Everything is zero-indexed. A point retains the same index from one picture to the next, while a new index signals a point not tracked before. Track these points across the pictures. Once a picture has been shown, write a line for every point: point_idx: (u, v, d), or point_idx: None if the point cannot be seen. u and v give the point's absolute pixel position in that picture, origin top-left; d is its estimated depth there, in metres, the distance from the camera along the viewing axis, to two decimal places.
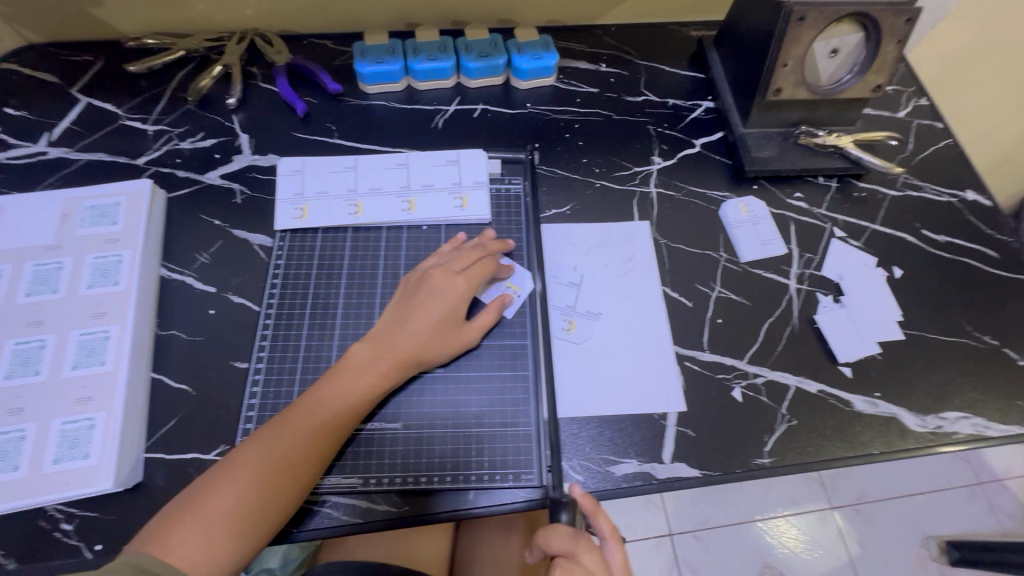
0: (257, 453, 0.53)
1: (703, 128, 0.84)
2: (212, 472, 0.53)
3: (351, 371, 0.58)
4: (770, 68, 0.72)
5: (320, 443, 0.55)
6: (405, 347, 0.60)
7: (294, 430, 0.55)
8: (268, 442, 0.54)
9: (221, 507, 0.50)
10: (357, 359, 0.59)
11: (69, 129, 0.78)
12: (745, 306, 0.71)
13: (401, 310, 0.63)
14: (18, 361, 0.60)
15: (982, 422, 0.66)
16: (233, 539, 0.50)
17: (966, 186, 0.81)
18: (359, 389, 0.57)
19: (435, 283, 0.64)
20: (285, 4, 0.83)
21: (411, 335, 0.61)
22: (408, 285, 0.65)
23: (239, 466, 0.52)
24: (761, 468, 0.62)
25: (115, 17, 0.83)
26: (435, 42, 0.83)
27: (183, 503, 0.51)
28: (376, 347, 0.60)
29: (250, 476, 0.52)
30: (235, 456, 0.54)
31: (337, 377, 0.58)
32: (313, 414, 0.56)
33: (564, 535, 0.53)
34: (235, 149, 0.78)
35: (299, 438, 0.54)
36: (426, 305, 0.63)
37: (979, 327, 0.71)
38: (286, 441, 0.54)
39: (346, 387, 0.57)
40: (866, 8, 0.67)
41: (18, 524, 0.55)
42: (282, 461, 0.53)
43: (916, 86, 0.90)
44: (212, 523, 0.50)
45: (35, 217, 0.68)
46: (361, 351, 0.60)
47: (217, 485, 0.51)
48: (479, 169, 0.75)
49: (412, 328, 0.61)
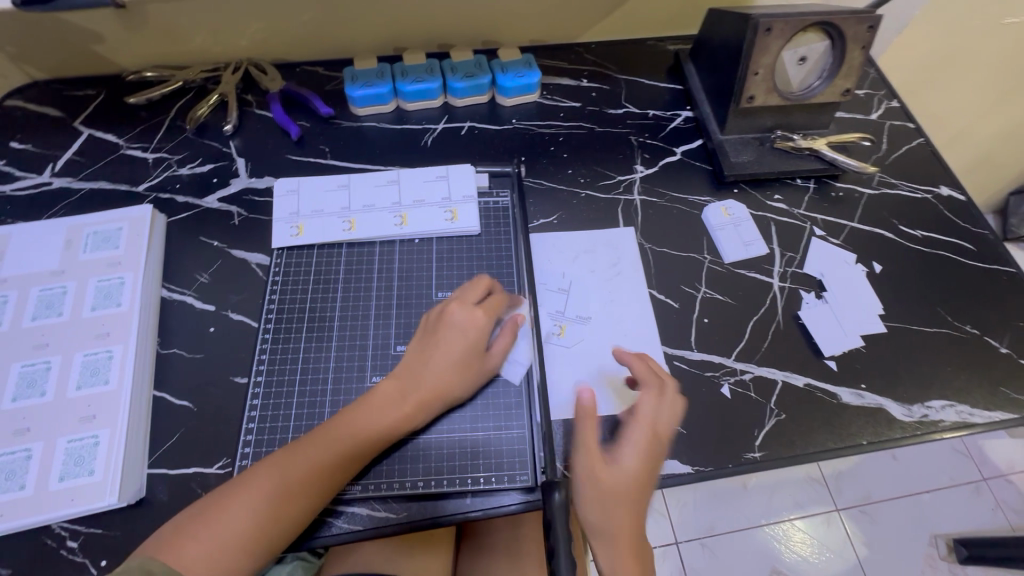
0: (268, 479, 0.54)
1: (683, 136, 0.87)
2: (227, 487, 0.54)
3: (377, 407, 0.59)
4: (741, 77, 0.76)
5: (333, 472, 0.55)
6: (429, 384, 0.61)
7: (311, 460, 0.55)
8: (277, 468, 0.55)
9: (228, 527, 0.51)
10: (384, 399, 0.60)
11: (72, 159, 0.81)
12: (730, 305, 0.73)
13: (422, 348, 0.64)
14: (24, 383, 0.62)
15: (967, 410, 0.67)
16: (238, 557, 0.51)
17: (940, 182, 0.84)
18: (379, 425, 0.58)
19: (453, 316, 0.64)
20: (277, 34, 0.87)
21: (436, 371, 0.61)
22: (429, 320, 0.66)
23: (246, 488, 0.54)
24: (752, 462, 0.63)
25: (115, 52, 0.86)
26: (422, 65, 0.87)
27: (190, 519, 0.52)
28: (402, 386, 0.61)
29: (258, 498, 0.53)
30: (241, 478, 0.55)
31: (358, 413, 0.59)
32: (329, 444, 0.56)
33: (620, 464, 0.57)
34: (232, 173, 0.81)
35: (320, 470, 0.55)
36: (449, 342, 0.63)
37: (959, 317, 0.73)
38: (298, 468, 0.55)
39: (367, 424, 0.58)
40: (829, 17, 0.71)
41: (24, 544, 0.56)
42: (294, 487, 0.54)
43: (887, 89, 0.93)
44: (219, 543, 0.51)
45: (40, 245, 0.71)
46: (386, 388, 0.60)
47: (223, 504, 0.53)
48: (467, 183, 0.78)
49: (436, 364, 0.62)
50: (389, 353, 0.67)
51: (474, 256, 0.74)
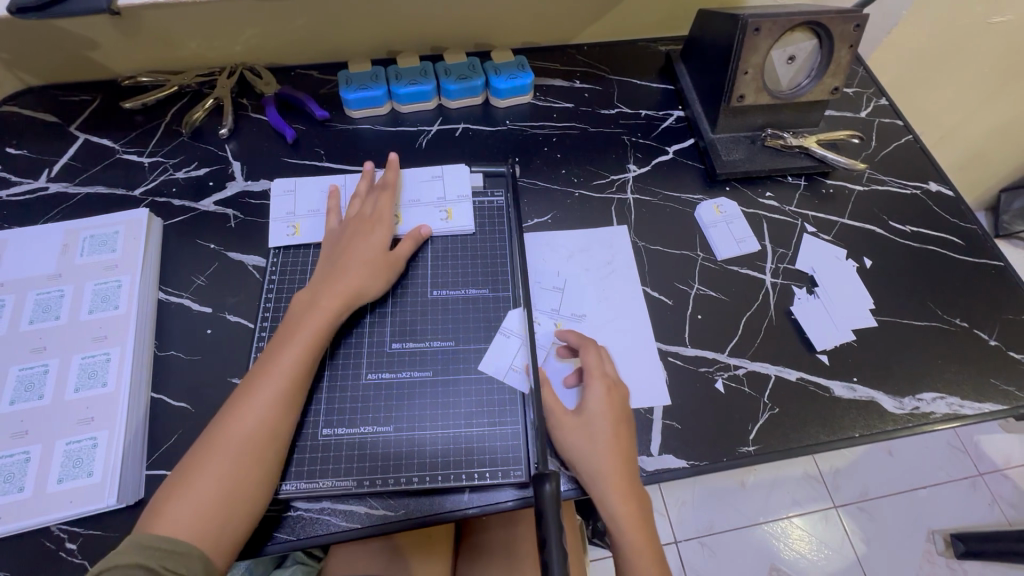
0: (227, 428, 0.55)
1: (675, 135, 0.88)
2: (191, 452, 0.55)
3: (297, 322, 0.62)
4: (731, 76, 0.77)
5: (280, 402, 0.57)
6: (342, 287, 0.64)
7: (257, 395, 0.57)
8: (232, 414, 0.56)
9: (206, 484, 0.52)
10: (304, 314, 0.63)
11: (68, 165, 0.82)
12: (723, 301, 0.74)
13: (331, 257, 0.68)
14: (22, 387, 0.62)
15: (958, 402, 0.68)
16: (225, 514, 0.52)
17: (929, 178, 0.85)
18: (310, 336, 0.61)
19: (354, 223, 0.70)
20: (272, 39, 0.87)
21: (344, 275, 0.65)
22: (330, 241, 0.70)
23: (212, 445, 0.54)
24: (747, 456, 0.64)
25: (110, 58, 0.87)
26: (416, 68, 0.88)
27: (165, 493, 0.53)
28: (314, 299, 0.64)
29: (226, 449, 0.54)
30: (202, 440, 0.55)
31: (286, 337, 0.61)
32: (272, 371, 0.58)
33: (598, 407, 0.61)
34: (228, 176, 0.81)
35: (267, 403, 0.57)
36: (354, 241, 0.68)
37: (949, 311, 0.74)
38: (251, 407, 0.56)
39: (295, 343, 0.60)
40: (816, 17, 0.72)
41: (22, 546, 0.56)
42: (253, 424, 0.55)
43: (875, 87, 0.95)
44: (202, 503, 0.52)
45: (38, 249, 0.71)
46: (299, 309, 0.64)
47: (195, 469, 0.53)
48: (462, 183, 0.79)
49: (342, 268, 0.66)
50: (385, 350, 0.67)
51: (469, 254, 0.75)
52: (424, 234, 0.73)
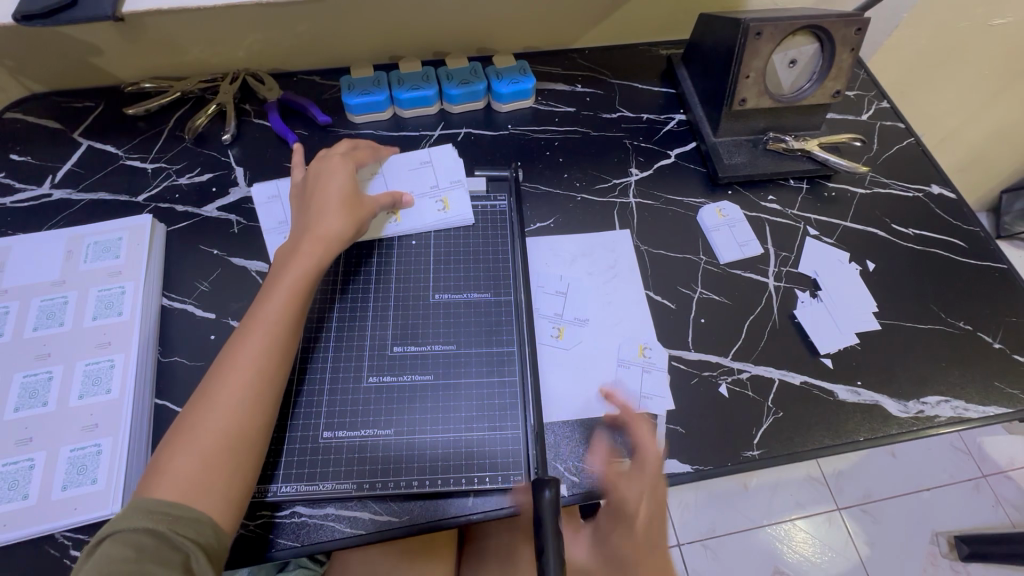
0: (222, 380, 0.55)
1: (677, 139, 0.88)
2: (187, 407, 0.54)
3: (280, 270, 0.62)
4: (733, 80, 0.77)
5: (273, 344, 0.57)
6: (321, 229, 0.64)
7: (247, 342, 0.57)
8: (224, 367, 0.56)
9: (206, 436, 0.52)
10: (285, 260, 0.63)
11: (71, 171, 0.82)
12: (726, 305, 0.74)
13: (304, 205, 0.68)
14: (27, 394, 0.62)
15: (962, 405, 0.68)
16: (230, 464, 0.52)
17: (931, 181, 0.85)
18: (292, 283, 0.61)
19: (321, 167, 0.71)
20: (274, 44, 0.88)
21: (322, 218, 0.65)
22: (301, 191, 0.70)
23: (210, 398, 0.54)
24: (751, 460, 0.64)
25: (113, 64, 0.87)
26: (418, 73, 0.88)
27: (163, 452, 0.52)
28: (292, 249, 0.64)
29: (224, 398, 0.54)
30: (196, 396, 0.55)
31: (267, 288, 0.61)
32: (257, 319, 0.58)
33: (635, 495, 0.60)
34: (231, 182, 0.81)
35: (259, 348, 0.57)
36: (325, 183, 0.68)
37: (953, 314, 0.74)
38: (242, 356, 0.56)
39: (276, 292, 0.60)
40: (818, 20, 0.72)
41: (26, 553, 0.56)
42: (246, 371, 0.55)
43: (877, 90, 0.95)
44: (203, 456, 0.51)
45: (42, 255, 0.71)
46: (278, 260, 0.64)
47: (191, 426, 0.53)
48: (453, 168, 0.79)
49: (318, 212, 0.66)
50: (386, 353, 0.67)
51: (471, 259, 0.75)
52: (404, 199, 0.75)
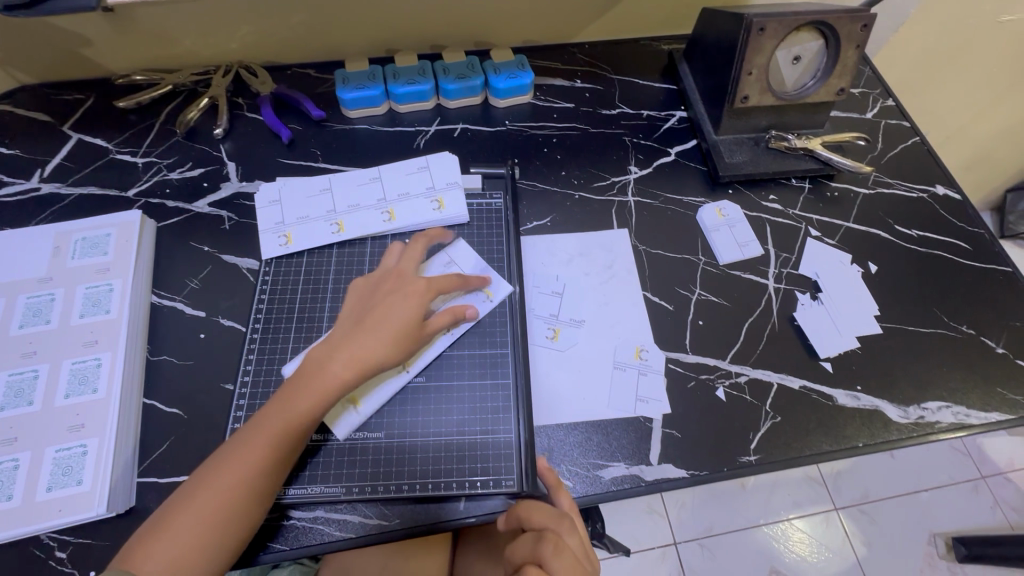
0: (226, 467, 0.53)
1: (678, 136, 0.86)
2: (185, 486, 0.54)
3: (307, 372, 0.58)
4: (735, 76, 0.75)
5: (275, 452, 0.54)
6: (359, 349, 0.58)
7: (253, 440, 0.54)
8: (239, 450, 0.54)
9: (195, 518, 0.51)
10: (330, 358, 0.58)
11: (61, 165, 0.80)
12: (724, 306, 0.72)
13: (364, 304, 0.63)
14: (12, 393, 0.61)
15: (963, 411, 0.66)
16: (206, 551, 0.51)
17: (936, 181, 0.84)
18: (313, 394, 0.56)
19: (392, 286, 0.63)
20: (267, 36, 0.86)
21: (367, 336, 0.59)
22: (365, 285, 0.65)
23: (208, 483, 0.53)
24: (748, 466, 0.63)
25: (103, 56, 0.85)
26: (414, 67, 0.86)
27: (158, 517, 0.52)
28: (334, 348, 0.59)
29: (220, 487, 0.52)
30: (204, 468, 0.54)
31: (301, 381, 0.57)
32: (281, 414, 0.55)
33: (549, 513, 0.55)
34: (222, 177, 0.80)
35: (260, 451, 0.54)
36: (385, 308, 0.61)
37: (955, 318, 0.72)
38: (250, 453, 0.54)
39: (303, 394, 0.56)
40: (822, 16, 0.70)
41: (10, 555, 0.55)
42: (239, 472, 0.53)
43: (882, 87, 0.93)
44: (185, 539, 0.50)
45: (28, 251, 0.70)
46: (317, 356, 0.59)
47: (185, 504, 0.52)
48: (450, 171, 0.78)
49: (366, 325, 0.60)
50: None
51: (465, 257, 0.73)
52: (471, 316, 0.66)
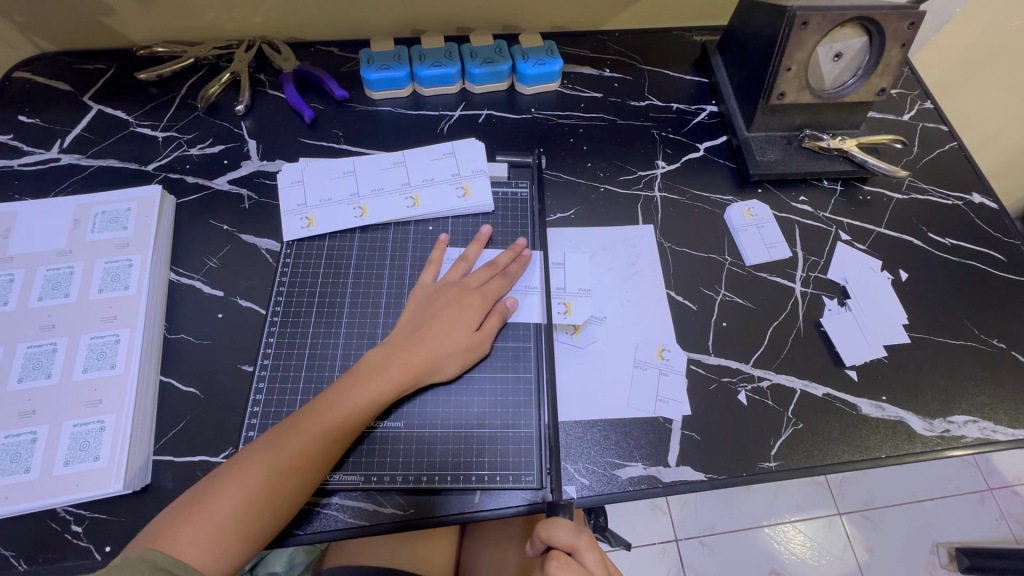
0: (269, 451, 0.53)
1: (708, 132, 0.84)
2: (222, 470, 0.53)
3: (364, 373, 0.59)
4: (774, 72, 0.72)
5: (323, 446, 0.55)
6: (418, 352, 0.60)
7: (301, 433, 0.54)
8: (283, 440, 0.54)
9: (232, 501, 0.51)
10: (386, 360, 0.60)
11: (81, 136, 0.79)
12: (749, 308, 0.71)
13: (417, 312, 0.64)
14: (30, 364, 0.61)
15: (990, 426, 0.65)
16: (241, 537, 0.51)
17: (972, 189, 0.81)
18: (370, 394, 0.57)
19: (449, 298, 0.65)
20: (292, 11, 0.84)
21: (428, 341, 0.61)
22: (421, 297, 0.65)
23: (248, 466, 0.52)
24: (768, 472, 0.62)
25: (126, 25, 0.84)
26: (441, 49, 0.84)
27: (190, 500, 0.51)
28: (390, 349, 0.61)
29: (263, 471, 0.52)
30: (245, 452, 0.54)
31: (358, 377, 0.58)
32: (336, 409, 0.56)
33: (568, 529, 0.53)
34: (243, 155, 0.79)
35: (307, 442, 0.54)
36: (440, 315, 0.63)
37: (986, 330, 0.71)
38: (299, 439, 0.54)
39: (358, 390, 0.57)
40: (869, 12, 0.68)
41: (27, 526, 0.56)
42: (283, 462, 0.53)
43: (921, 89, 0.90)
44: (223, 523, 0.50)
45: (48, 224, 0.69)
46: (375, 356, 0.60)
47: (224, 484, 0.52)
48: (476, 159, 0.76)
49: (425, 331, 0.62)
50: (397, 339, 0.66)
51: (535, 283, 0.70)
52: (511, 309, 0.66)
